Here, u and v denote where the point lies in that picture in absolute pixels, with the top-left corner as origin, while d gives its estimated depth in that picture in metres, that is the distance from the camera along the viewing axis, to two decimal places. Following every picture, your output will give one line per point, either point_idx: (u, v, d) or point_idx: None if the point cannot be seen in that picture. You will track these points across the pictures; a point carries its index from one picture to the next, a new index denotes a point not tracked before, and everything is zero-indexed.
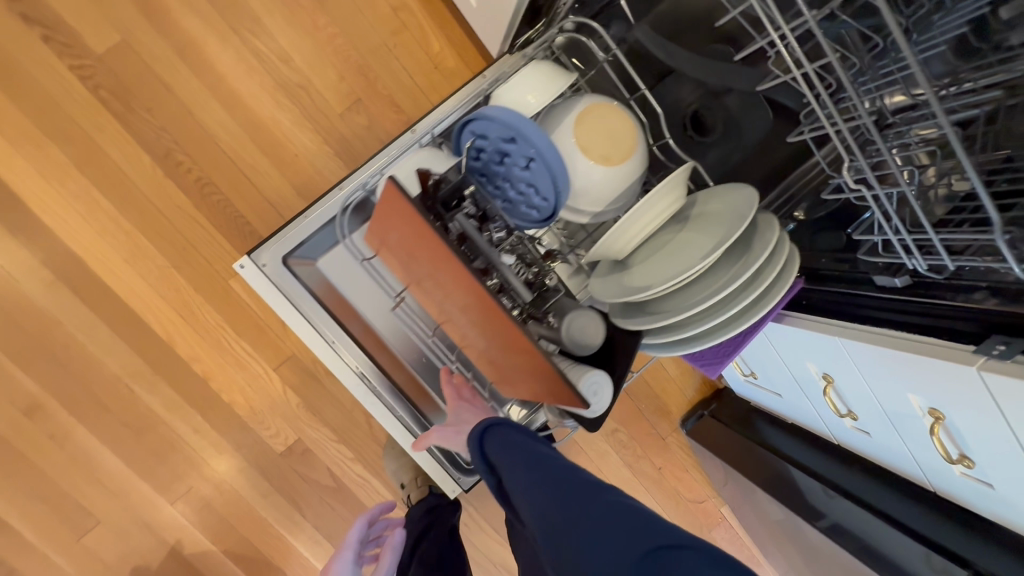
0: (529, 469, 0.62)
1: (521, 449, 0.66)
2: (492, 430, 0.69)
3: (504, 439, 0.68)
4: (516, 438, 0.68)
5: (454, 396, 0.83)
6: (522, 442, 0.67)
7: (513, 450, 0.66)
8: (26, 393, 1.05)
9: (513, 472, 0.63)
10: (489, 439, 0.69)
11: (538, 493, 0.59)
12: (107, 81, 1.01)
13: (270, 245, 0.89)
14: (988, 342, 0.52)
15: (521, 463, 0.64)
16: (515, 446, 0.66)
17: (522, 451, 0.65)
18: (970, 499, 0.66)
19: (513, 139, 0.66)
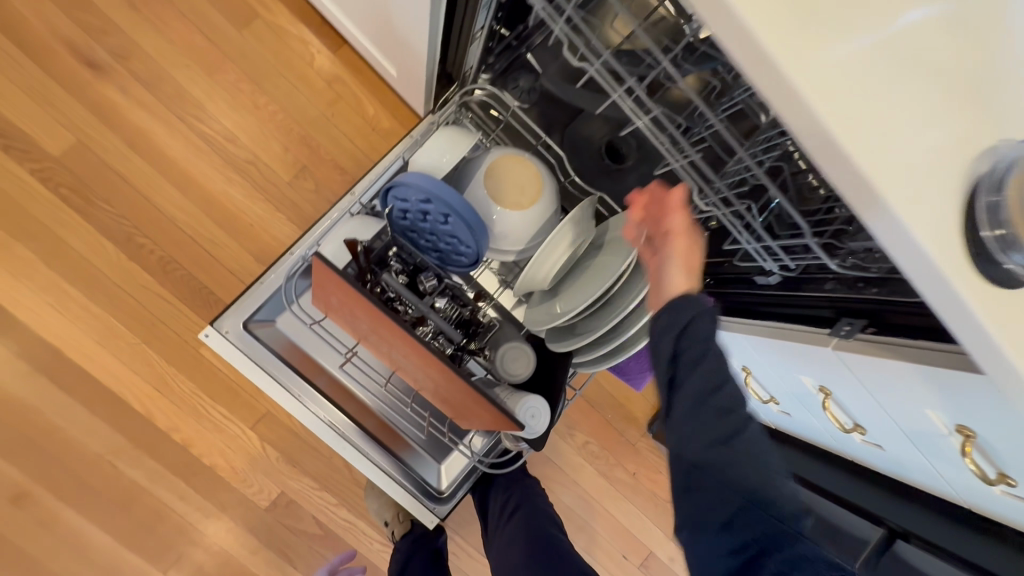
0: (724, 392, 0.54)
1: (719, 363, 0.54)
2: (701, 329, 0.55)
3: (706, 340, 0.55)
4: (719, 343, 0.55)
5: (653, 218, 0.64)
6: (719, 351, 0.55)
7: (709, 359, 0.54)
8: (12, 481, 1.09)
9: (696, 379, 0.54)
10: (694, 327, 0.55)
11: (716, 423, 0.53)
12: (66, 179, 1.09)
13: (230, 313, 0.94)
14: (838, 323, 0.60)
15: (712, 380, 0.54)
16: (720, 354, 0.54)
17: (719, 364, 0.54)
18: (872, 461, 0.75)
19: (429, 201, 0.77)
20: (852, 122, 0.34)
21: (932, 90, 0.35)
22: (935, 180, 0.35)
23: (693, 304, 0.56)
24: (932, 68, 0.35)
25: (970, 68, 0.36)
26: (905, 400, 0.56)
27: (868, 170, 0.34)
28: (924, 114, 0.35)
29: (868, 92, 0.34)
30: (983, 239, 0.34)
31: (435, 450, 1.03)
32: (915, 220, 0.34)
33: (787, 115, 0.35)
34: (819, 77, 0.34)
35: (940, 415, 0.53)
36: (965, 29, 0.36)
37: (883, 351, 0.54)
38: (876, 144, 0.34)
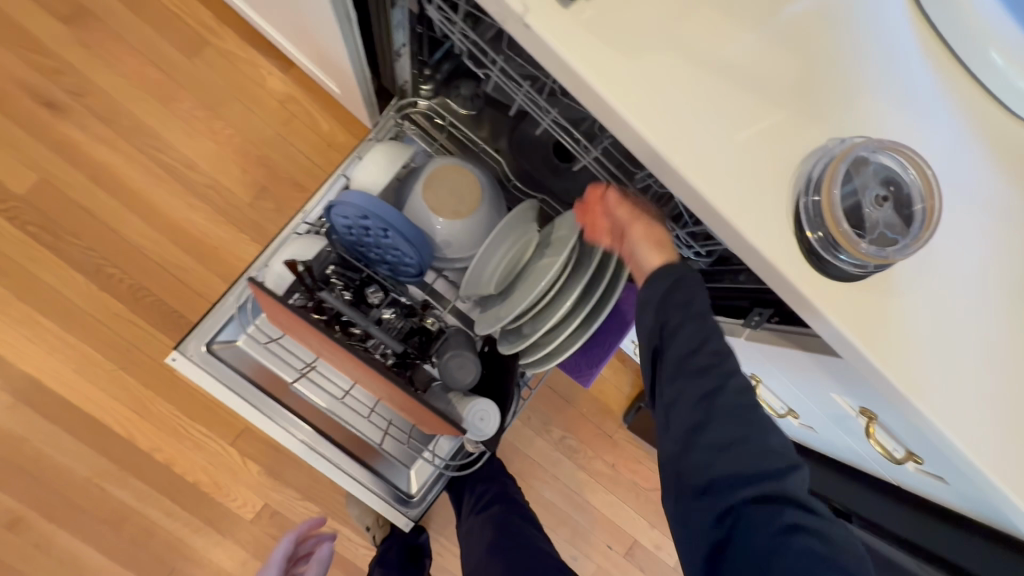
0: (706, 353, 0.55)
1: (700, 327, 0.55)
2: (686, 293, 0.56)
3: (686, 303, 0.56)
4: (703, 304, 0.56)
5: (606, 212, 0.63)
6: (701, 312, 0.55)
7: (691, 323, 0.55)
8: (7, 509, 1.14)
9: (679, 344, 0.55)
10: (676, 295, 0.56)
11: (695, 383, 0.54)
12: (34, 217, 1.12)
13: (194, 336, 0.96)
14: (751, 314, 0.61)
15: (695, 341, 0.55)
16: (701, 316, 0.55)
17: (700, 327, 0.55)
18: (810, 442, 0.77)
19: (367, 217, 0.79)
20: (682, 132, 0.37)
21: (752, 103, 0.39)
22: (763, 185, 0.38)
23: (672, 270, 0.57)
24: (751, 82, 0.39)
25: (787, 78, 0.39)
26: (813, 385, 0.57)
27: (694, 185, 0.37)
28: (745, 126, 0.38)
29: (691, 110, 0.38)
30: (809, 240, 0.38)
31: (402, 460, 1.03)
32: (743, 221, 0.38)
33: (619, 132, 0.38)
34: (641, 102, 0.37)
35: (845, 398, 0.54)
36: (780, 45, 0.40)
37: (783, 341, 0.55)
38: (700, 158, 0.37)
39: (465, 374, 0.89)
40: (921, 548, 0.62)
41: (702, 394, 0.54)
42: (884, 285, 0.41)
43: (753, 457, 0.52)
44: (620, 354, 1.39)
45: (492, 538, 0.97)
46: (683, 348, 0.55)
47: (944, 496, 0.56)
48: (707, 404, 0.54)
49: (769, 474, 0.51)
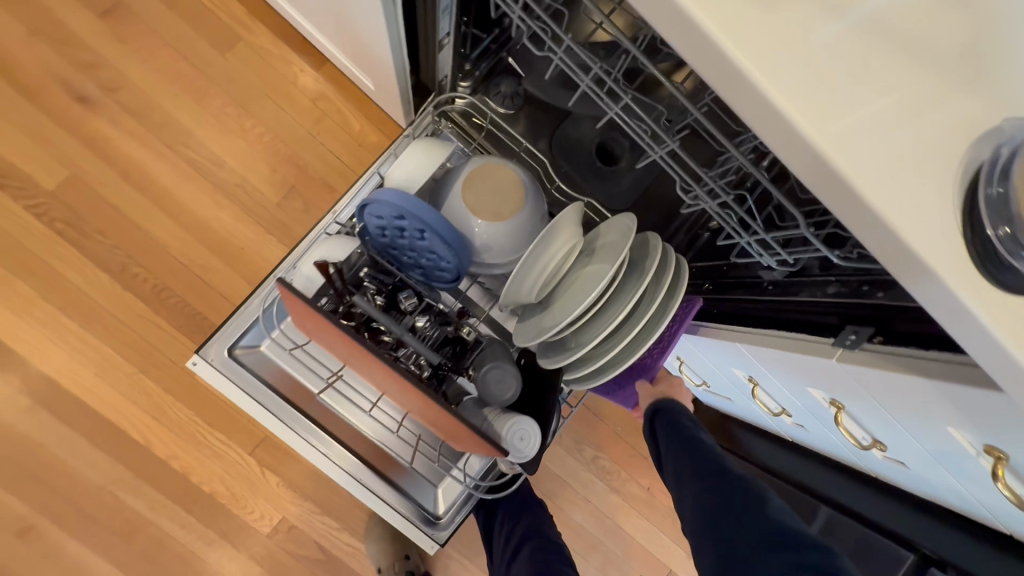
0: (685, 439, 0.79)
1: (675, 429, 0.81)
2: (660, 415, 0.84)
3: (671, 425, 0.82)
4: (685, 424, 0.81)
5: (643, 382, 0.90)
6: (680, 427, 0.81)
7: (670, 429, 0.81)
8: (17, 515, 1.08)
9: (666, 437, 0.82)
10: (671, 431, 0.81)
11: (678, 458, 0.77)
12: (61, 213, 1.10)
13: (216, 340, 0.91)
14: (842, 332, 0.54)
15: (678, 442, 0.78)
16: (679, 426, 0.81)
17: (676, 431, 0.81)
18: (898, 478, 0.68)
19: (403, 217, 0.75)
20: (827, 101, 0.31)
21: (917, 72, 0.32)
22: (929, 173, 0.31)
23: (659, 403, 0.86)
24: (913, 50, 0.33)
25: (957, 47, 0.33)
26: (922, 418, 0.49)
27: (842, 167, 0.31)
28: (909, 100, 0.32)
29: (842, 77, 0.31)
30: (991, 242, 0.31)
31: (430, 478, 0.97)
32: (901, 216, 0.31)
33: (743, 108, 0.32)
34: (782, 67, 0.31)
35: (965, 434, 0.46)
36: (945, 8, 0.34)
37: (892, 364, 0.47)
38: (855, 141, 0.31)
39: (505, 387, 0.83)
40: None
41: (713, 529, 0.65)
42: None
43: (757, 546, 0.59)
44: None
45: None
46: (675, 454, 0.77)
47: None
48: (711, 510, 0.67)
49: (755, 520, 0.61)
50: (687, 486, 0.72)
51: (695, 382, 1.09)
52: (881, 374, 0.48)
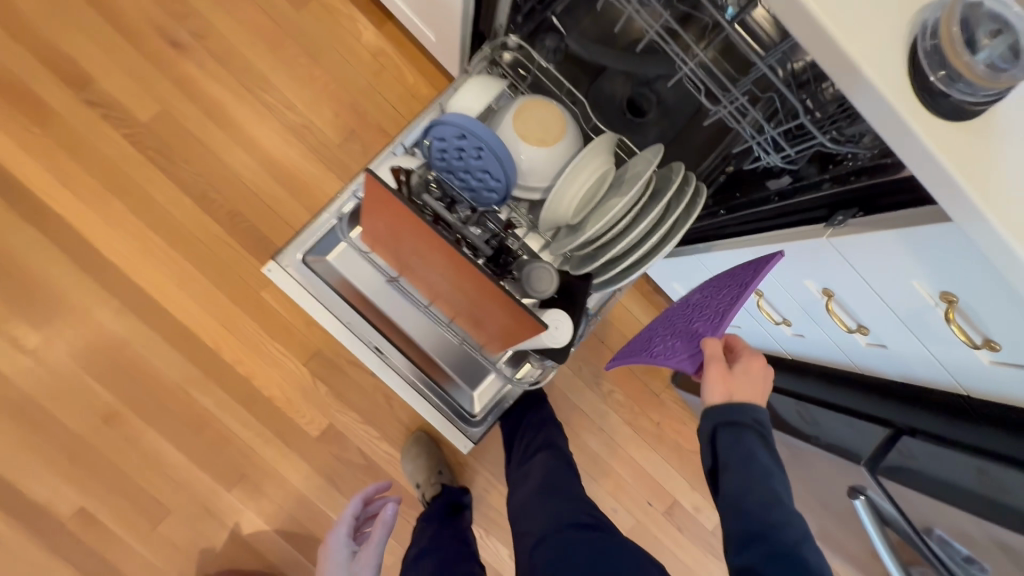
0: (756, 481, 0.65)
1: (743, 460, 0.66)
2: (730, 433, 0.68)
3: (744, 451, 0.67)
4: (757, 455, 0.66)
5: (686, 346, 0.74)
6: (750, 449, 0.67)
7: (738, 459, 0.66)
8: (105, 402, 1.24)
9: (729, 462, 0.67)
10: (740, 464, 0.66)
11: (740, 502, 0.65)
12: (153, 142, 1.25)
13: (290, 248, 1.08)
14: (833, 216, 0.66)
15: (743, 480, 0.65)
16: (750, 461, 0.66)
17: (746, 466, 0.66)
18: (880, 366, 0.79)
19: (464, 136, 0.89)
20: None
21: None
22: (887, 33, 0.44)
23: (729, 414, 0.68)
24: None
25: None
26: (893, 277, 0.61)
27: (827, 22, 0.43)
28: None
29: None
30: (929, 78, 0.43)
31: (467, 379, 1.11)
32: (866, 61, 0.44)
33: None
34: None
35: (925, 285, 0.58)
36: None
37: (872, 227, 0.59)
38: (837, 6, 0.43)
39: (544, 286, 0.95)
40: (1008, 457, 0.66)
41: None
42: (993, 127, 0.45)
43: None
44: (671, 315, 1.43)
45: (540, 483, 0.94)
46: (741, 485, 0.65)
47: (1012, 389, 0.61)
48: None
49: None
50: (738, 523, 0.64)
51: None
52: (863, 234, 0.60)
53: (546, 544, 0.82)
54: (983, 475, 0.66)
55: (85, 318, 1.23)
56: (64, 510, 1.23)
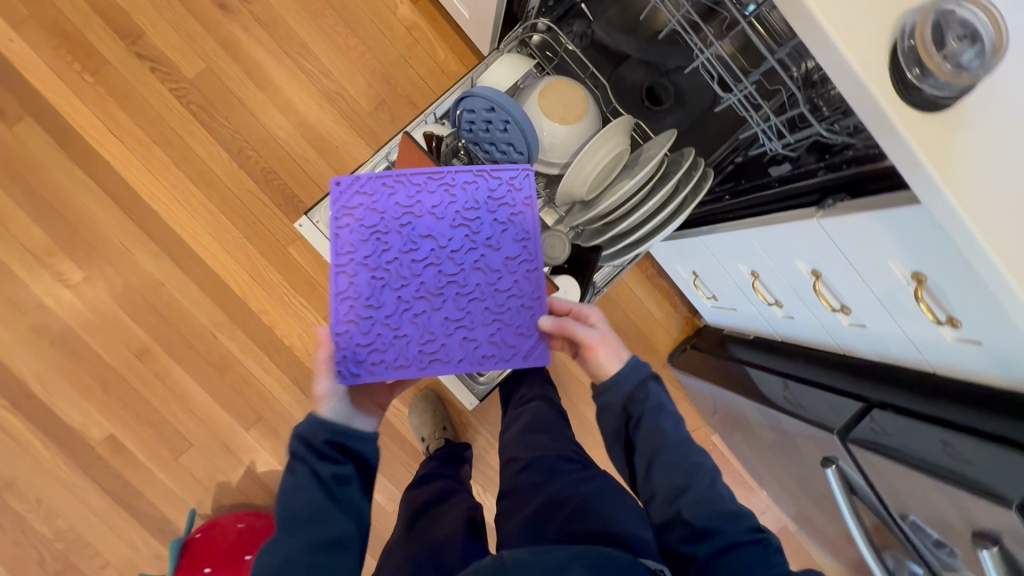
0: (670, 428, 0.76)
1: (659, 411, 0.76)
2: (642, 389, 0.77)
3: (657, 401, 0.77)
4: (666, 406, 0.77)
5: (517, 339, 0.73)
6: (659, 401, 0.78)
7: (655, 411, 0.76)
8: (138, 338, 1.33)
9: (644, 415, 0.76)
10: (657, 414, 0.76)
11: (665, 449, 0.75)
12: (196, 98, 1.33)
13: (322, 207, 1.17)
14: (824, 200, 0.73)
15: (663, 428, 0.76)
16: (660, 410, 0.77)
17: (660, 415, 0.76)
18: (860, 345, 0.86)
19: (493, 109, 0.96)
20: None
21: None
22: (872, 30, 0.51)
23: (630, 368, 0.78)
24: None
25: None
26: (874, 259, 0.68)
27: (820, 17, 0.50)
28: None
29: None
30: (906, 74, 0.50)
31: None
32: (851, 55, 0.51)
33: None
34: None
35: (900, 265, 0.65)
36: None
37: (855, 210, 0.66)
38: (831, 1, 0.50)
39: (556, 254, 1.05)
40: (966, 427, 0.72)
41: (681, 537, 0.71)
42: (960, 119, 0.52)
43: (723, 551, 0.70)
44: (673, 299, 1.50)
45: (529, 422, 1.00)
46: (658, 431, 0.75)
47: (976, 365, 0.67)
48: (683, 516, 0.71)
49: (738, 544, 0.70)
50: (664, 471, 0.74)
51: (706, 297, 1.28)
52: (852, 215, 0.66)
53: (533, 468, 0.89)
54: (949, 449, 0.71)
55: (126, 259, 1.32)
56: (95, 435, 1.32)
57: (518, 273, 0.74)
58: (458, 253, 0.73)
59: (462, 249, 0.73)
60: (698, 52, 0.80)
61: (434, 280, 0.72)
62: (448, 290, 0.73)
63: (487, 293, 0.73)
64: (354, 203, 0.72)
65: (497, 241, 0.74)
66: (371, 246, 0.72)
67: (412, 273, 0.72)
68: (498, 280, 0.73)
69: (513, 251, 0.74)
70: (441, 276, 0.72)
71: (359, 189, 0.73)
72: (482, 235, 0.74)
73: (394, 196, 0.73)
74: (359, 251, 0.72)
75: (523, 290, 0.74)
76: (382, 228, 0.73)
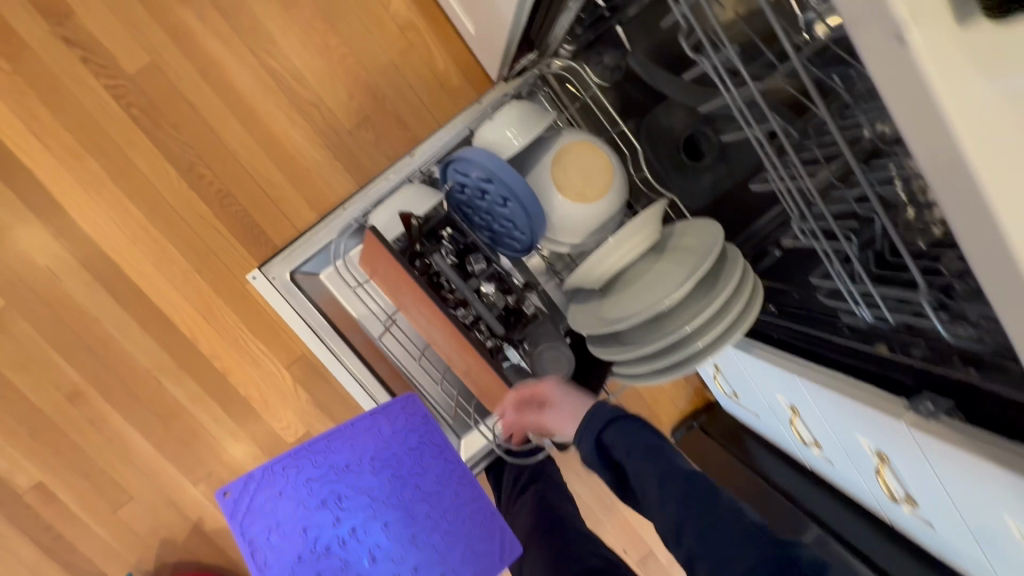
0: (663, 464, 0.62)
1: (640, 448, 0.64)
2: (610, 427, 0.68)
3: (630, 439, 0.66)
4: (652, 446, 0.64)
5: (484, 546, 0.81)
6: (643, 439, 0.66)
7: (640, 454, 0.64)
8: (69, 379, 1.16)
9: (624, 448, 0.66)
10: (637, 449, 0.65)
11: (663, 486, 0.60)
12: (139, 100, 1.09)
13: (280, 261, 0.97)
14: (919, 398, 0.54)
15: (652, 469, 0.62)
16: (650, 451, 0.64)
17: (645, 449, 0.64)
18: (918, 533, 0.70)
19: (489, 181, 0.76)
20: None
21: None
22: None
23: (611, 412, 0.70)
24: None
25: None
26: (979, 499, 0.51)
27: None
28: None
29: None
30: None
31: (453, 426, 0.99)
32: None
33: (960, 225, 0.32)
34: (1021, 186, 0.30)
35: (1018, 524, 0.48)
36: None
37: (963, 444, 0.49)
38: None
39: (557, 371, 0.82)
40: None
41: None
42: None
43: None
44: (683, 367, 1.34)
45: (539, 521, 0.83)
46: (639, 476, 0.63)
47: None
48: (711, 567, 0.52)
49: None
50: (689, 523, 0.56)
51: (725, 391, 1.10)
52: (958, 452, 0.50)
53: None
54: None
55: (52, 288, 1.12)
56: (20, 483, 1.18)
57: (450, 483, 0.84)
58: (389, 495, 0.82)
59: (391, 490, 0.83)
60: (774, 168, 0.59)
61: (382, 530, 0.81)
62: (400, 530, 0.81)
63: (434, 515, 0.82)
64: (256, 501, 0.78)
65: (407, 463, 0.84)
66: (310, 536, 0.78)
67: (357, 532, 0.80)
68: (437, 498, 0.83)
69: (438, 467, 0.84)
70: (371, 518, 0.81)
71: (253, 488, 0.78)
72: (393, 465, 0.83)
73: (297, 472, 0.80)
74: (296, 547, 0.78)
75: (463, 494, 0.83)
76: (296, 503, 0.79)
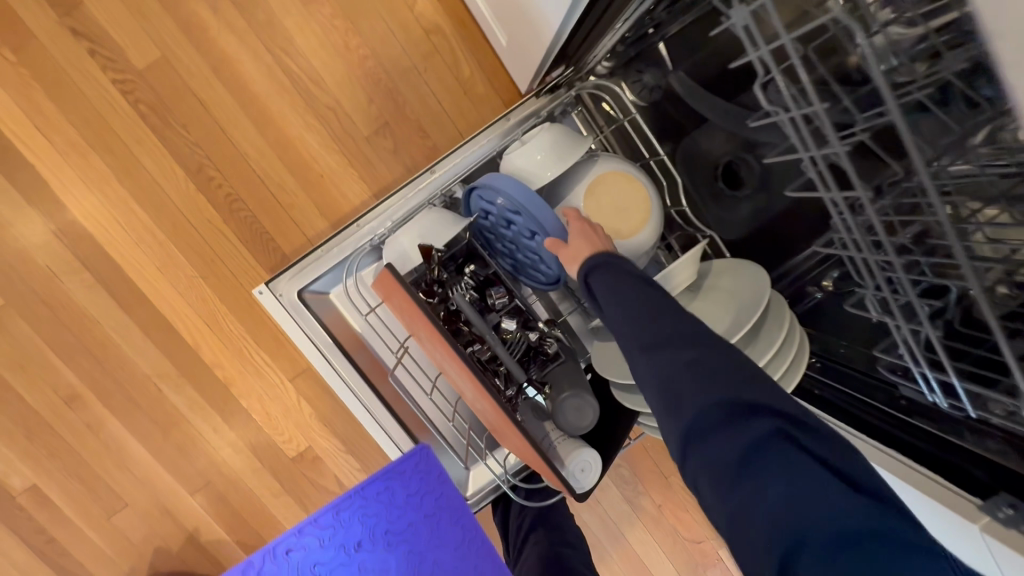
0: (652, 316, 0.54)
1: (619, 292, 0.56)
2: (590, 274, 0.60)
3: (610, 286, 0.58)
4: (634, 286, 0.56)
5: None
6: (627, 287, 0.57)
7: (618, 303, 0.56)
8: (67, 382, 1.12)
9: (602, 293, 0.58)
10: (617, 291, 0.56)
11: (645, 332, 0.53)
12: (148, 97, 1.04)
13: (288, 276, 0.91)
14: (996, 501, 0.49)
15: (637, 319, 0.54)
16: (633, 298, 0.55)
17: (632, 291, 0.56)
18: None
19: (518, 214, 0.70)
20: None
21: None
22: None
23: (596, 258, 0.60)
24: None
25: None
26: None
27: None
28: None
29: None
30: None
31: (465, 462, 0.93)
32: None
33: None
34: None
35: None
36: None
37: None
38: None
39: (582, 419, 0.77)
40: None
41: (706, 458, 0.47)
42: None
43: (755, 484, 0.44)
44: None
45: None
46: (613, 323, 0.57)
47: None
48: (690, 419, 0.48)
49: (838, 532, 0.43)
50: (677, 381, 0.50)
51: None
52: None
53: None
54: None
55: (52, 289, 1.08)
56: (15, 485, 1.14)
57: (460, 555, 0.88)
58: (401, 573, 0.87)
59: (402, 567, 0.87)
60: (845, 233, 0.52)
61: None
62: None
63: None
64: None
65: (418, 536, 0.88)
66: None
67: None
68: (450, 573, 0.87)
69: (447, 541, 0.87)
70: None
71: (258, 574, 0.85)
72: (404, 539, 0.87)
73: (304, 553, 0.86)
74: None
75: (474, 564, 0.88)
76: None
